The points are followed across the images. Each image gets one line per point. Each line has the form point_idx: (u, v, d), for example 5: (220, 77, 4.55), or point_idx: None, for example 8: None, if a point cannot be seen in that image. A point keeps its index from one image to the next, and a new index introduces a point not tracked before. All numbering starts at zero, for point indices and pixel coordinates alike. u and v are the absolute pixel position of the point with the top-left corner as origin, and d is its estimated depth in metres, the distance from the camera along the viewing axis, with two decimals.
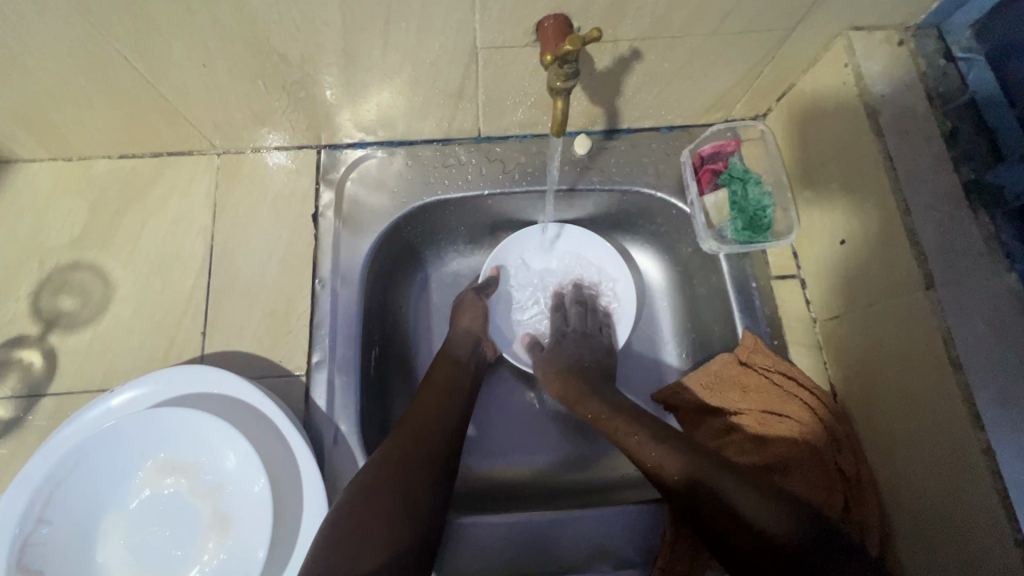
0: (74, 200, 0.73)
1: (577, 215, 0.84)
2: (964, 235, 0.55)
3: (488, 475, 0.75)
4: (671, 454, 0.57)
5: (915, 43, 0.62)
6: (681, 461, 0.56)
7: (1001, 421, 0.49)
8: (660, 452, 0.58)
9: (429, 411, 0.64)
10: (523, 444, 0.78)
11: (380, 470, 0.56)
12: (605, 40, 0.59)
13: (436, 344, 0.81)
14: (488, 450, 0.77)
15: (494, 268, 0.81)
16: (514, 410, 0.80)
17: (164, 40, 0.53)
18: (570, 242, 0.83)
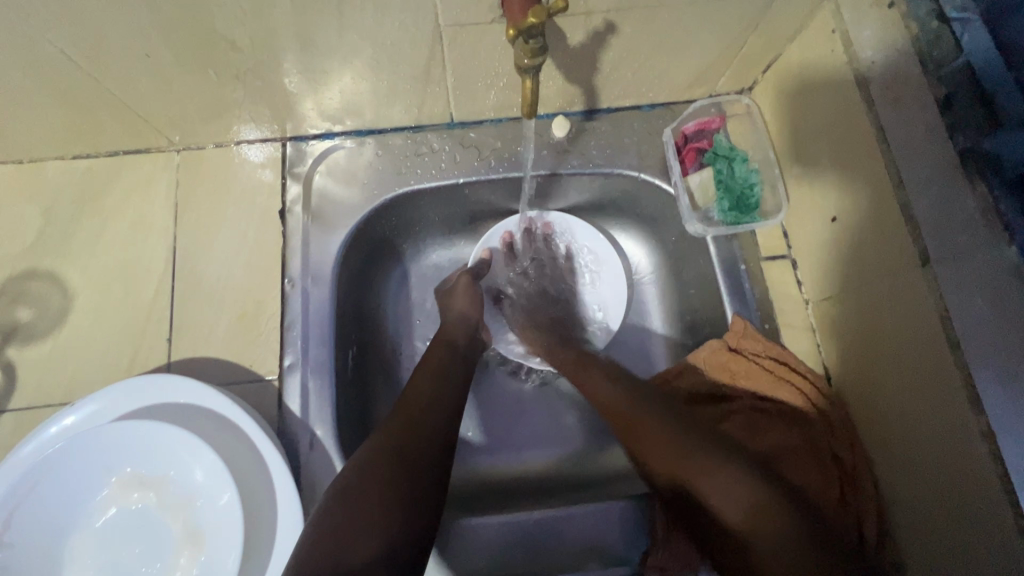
0: (27, 206, 0.69)
1: (560, 206, 0.81)
2: (962, 205, 0.51)
3: (476, 473, 0.72)
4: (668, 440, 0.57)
5: (906, 5, 0.56)
6: (674, 453, 0.56)
7: (1004, 402, 0.46)
8: (624, 407, 0.62)
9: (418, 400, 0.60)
10: (513, 440, 0.75)
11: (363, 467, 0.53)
12: (576, 12, 0.55)
13: (419, 340, 0.79)
14: (476, 446, 0.74)
15: (483, 253, 0.78)
16: (506, 404, 0.77)
17: (99, 30, 0.49)
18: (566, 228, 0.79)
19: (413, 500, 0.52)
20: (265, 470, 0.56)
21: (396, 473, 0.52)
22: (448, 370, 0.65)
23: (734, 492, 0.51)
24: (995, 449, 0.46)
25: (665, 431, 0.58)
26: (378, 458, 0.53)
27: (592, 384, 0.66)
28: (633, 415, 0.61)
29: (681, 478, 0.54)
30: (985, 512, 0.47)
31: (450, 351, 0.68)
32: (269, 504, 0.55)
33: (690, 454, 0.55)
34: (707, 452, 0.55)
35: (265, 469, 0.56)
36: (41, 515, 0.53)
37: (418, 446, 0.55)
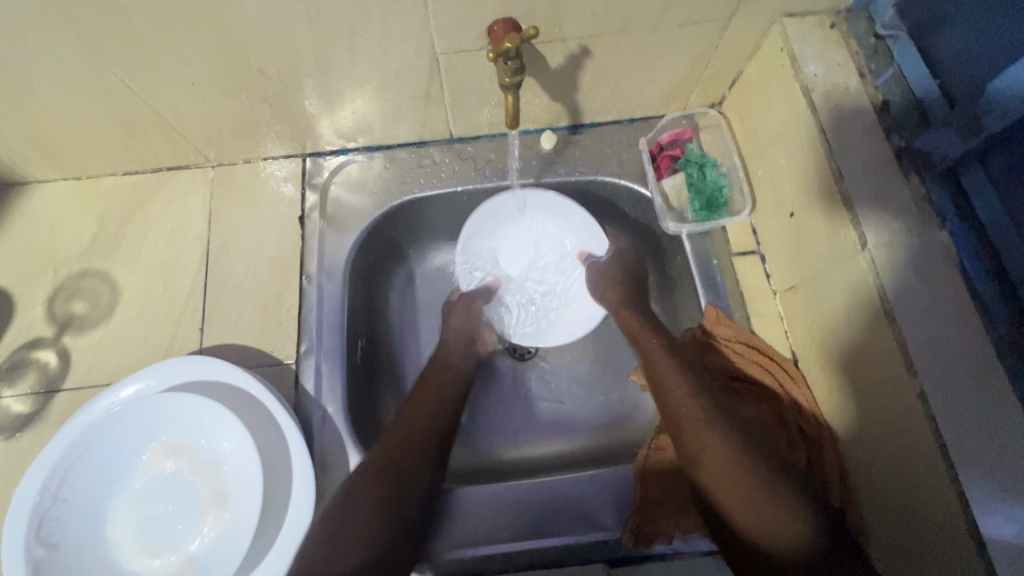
0: (84, 215, 0.79)
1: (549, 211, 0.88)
2: (897, 196, 0.59)
3: (467, 450, 0.79)
4: (731, 454, 0.58)
5: (846, 26, 0.67)
6: (735, 468, 0.57)
7: (933, 367, 0.52)
8: (683, 390, 0.65)
9: (416, 416, 0.67)
10: (503, 422, 0.81)
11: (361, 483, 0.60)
12: (553, 39, 0.64)
13: (423, 351, 0.85)
14: (466, 426, 0.81)
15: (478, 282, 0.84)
16: (498, 386, 0.84)
17: (156, 61, 0.60)
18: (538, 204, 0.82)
19: (405, 520, 0.60)
20: (283, 441, 0.63)
21: (390, 492, 0.60)
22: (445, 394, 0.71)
23: (787, 520, 0.54)
24: (928, 407, 0.51)
25: (731, 442, 0.59)
26: (373, 475, 0.61)
27: (665, 363, 0.68)
28: (687, 406, 0.63)
29: (716, 470, 0.58)
30: (929, 485, 0.52)
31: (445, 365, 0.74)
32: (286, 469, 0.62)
33: (754, 474, 0.56)
34: (767, 471, 0.57)
35: (283, 440, 0.63)
36: (90, 474, 0.60)
37: (412, 467, 0.63)
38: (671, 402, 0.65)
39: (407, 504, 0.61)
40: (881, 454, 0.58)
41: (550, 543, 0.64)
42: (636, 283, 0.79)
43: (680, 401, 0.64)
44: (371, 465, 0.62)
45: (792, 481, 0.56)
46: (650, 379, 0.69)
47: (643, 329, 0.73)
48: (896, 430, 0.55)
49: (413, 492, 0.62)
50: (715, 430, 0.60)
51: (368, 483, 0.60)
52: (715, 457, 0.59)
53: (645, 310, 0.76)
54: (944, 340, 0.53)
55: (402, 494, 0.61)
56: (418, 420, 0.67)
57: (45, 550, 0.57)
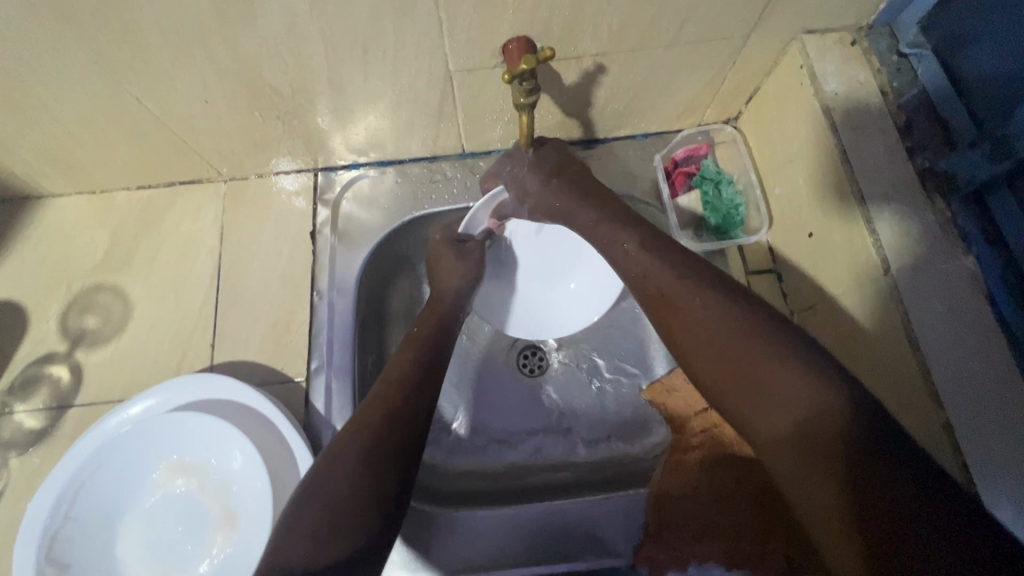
0: (97, 229, 0.80)
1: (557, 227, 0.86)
2: (921, 220, 0.57)
3: (470, 468, 0.77)
4: (721, 337, 0.48)
5: (868, 42, 0.65)
6: (723, 343, 0.48)
7: (960, 399, 0.51)
8: (656, 269, 0.55)
9: (392, 390, 0.57)
10: (507, 437, 0.80)
11: (340, 458, 0.52)
12: (568, 57, 0.63)
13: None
14: (466, 441, 0.79)
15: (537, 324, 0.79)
16: (501, 398, 0.82)
17: (170, 78, 0.60)
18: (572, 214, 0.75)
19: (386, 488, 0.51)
20: (292, 461, 0.63)
21: (368, 470, 0.51)
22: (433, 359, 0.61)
23: (810, 390, 0.42)
24: (954, 442, 0.50)
25: (717, 318, 0.49)
26: (356, 452, 0.52)
27: (628, 247, 0.58)
28: (664, 285, 0.53)
29: (697, 357, 0.49)
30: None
31: (439, 321, 0.66)
32: (294, 491, 0.62)
33: (752, 342, 0.46)
34: (780, 342, 0.45)
35: (292, 460, 0.63)
36: (101, 493, 0.61)
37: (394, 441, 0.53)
38: (648, 287, 0.55)
39: (387, 472, 0.52)
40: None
41: (562, 568, 0.64)
42: (574, 167, 0.66)
43: (654, 285, 0.54)
44: (353, 440, 0.53)
45: (804, 350, 0.45)
46: (631, 275, 0.57)
47: (607, 216, 0.61)
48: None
49: (396, 465, 0.53)
50: (706, 308, 0.50)
51: (349, 462, 0.51)
52: (687, 333, 0.50)
53: (605, 197, 0.64)
54: (972, 371, 0.51)
55: (380, 470, 0.52)
56: (396, 394, 0.56)
57: (56, 570, 0.57)
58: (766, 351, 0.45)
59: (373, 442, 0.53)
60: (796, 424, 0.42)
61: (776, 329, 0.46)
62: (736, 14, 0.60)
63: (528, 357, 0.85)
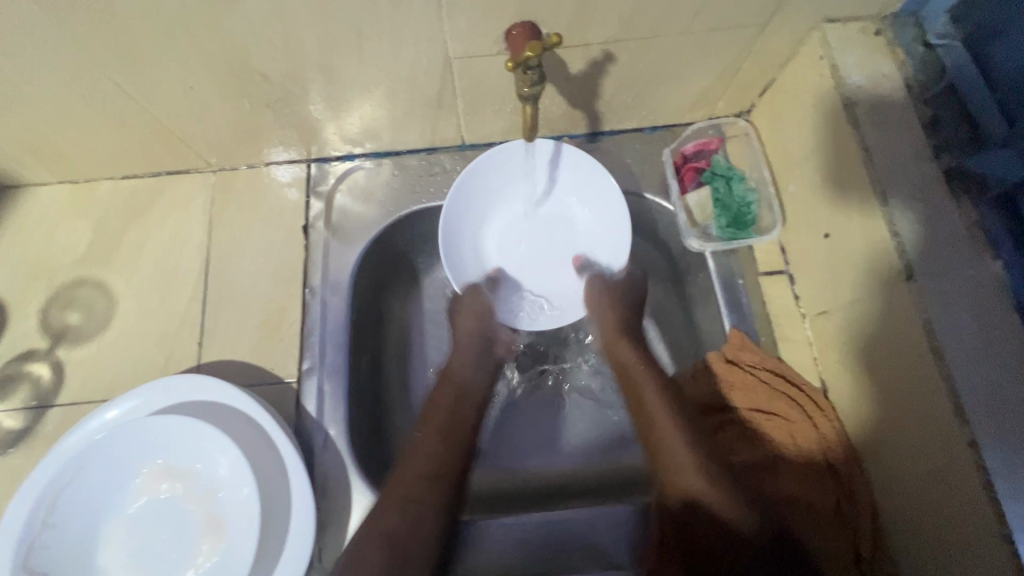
0: (80, 220, 0.76)
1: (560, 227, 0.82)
2: (947, 223, 0.54)
3: (470, 476, 0.74)
4: (677, 439, 0.60)
5: (892, 33, 0.62)
6: (671, 449, 0.60)
7: (986, 413, 0.48)
8: (666, 410, 0.63)
9: (430, 443, 0.62)
10: (508, 446, 0.76)
11: (382, 518, 0.57)
12: (575, 44, 0.60)
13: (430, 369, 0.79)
14: (466, 448, 0.75)
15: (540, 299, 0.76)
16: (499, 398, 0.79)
17: (152, 63, 0.56)
18: (564, 167, 0.73)
19: (424, 551, 0.56)
20: (281, 466, 0.60)
21: (405, 524, 0.57)
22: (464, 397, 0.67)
23: (720, 491, 0.56)
24: (978, 457, 0.47)
25: (684, 436, 0.60)
26: (398, 513, 0.57)
27: (647, 377, 0.66)
28: (659, 406, 0.63)
29: (674, 463, 0.58)
30: (971, 539, 0.48)
31: (456, 379, 0.68)
32: (285, 497, 0.59)
33: (700, 449, 0.59)
34: (727, 483, 0.57)
35: (282, 465, 0.60)
36: (82, 499, 0.58)
37: (429, 495, 0.59)
38: (646, 416, 0.64)
39: (425, 532, 0.57)
40: (919, 502, 0.54)
41: None
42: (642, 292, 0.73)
43: (653, 395, 0.64)
44: (392, 503, 0.58)
45: (734, 504, 0.55)
46: (625, 381, 0.68)
47: (637, 357, 0.68)
48: (936, 479, 0.52)
49: (433, 523, 0.58)
50: (673, 411, 0.62)
51: (393, 522, 0.56)
52: (670, 450, 0.60)
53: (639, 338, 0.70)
54: (999, 384, 0.49)
55: (419, 530, 0.57)
56: (434, 446, 0.62)
57: None
58: (698, 453, 0.59)
59: (408, 497, 0.58)
60: (736, 521, 0.54)
61: (736, 491, 0.56)
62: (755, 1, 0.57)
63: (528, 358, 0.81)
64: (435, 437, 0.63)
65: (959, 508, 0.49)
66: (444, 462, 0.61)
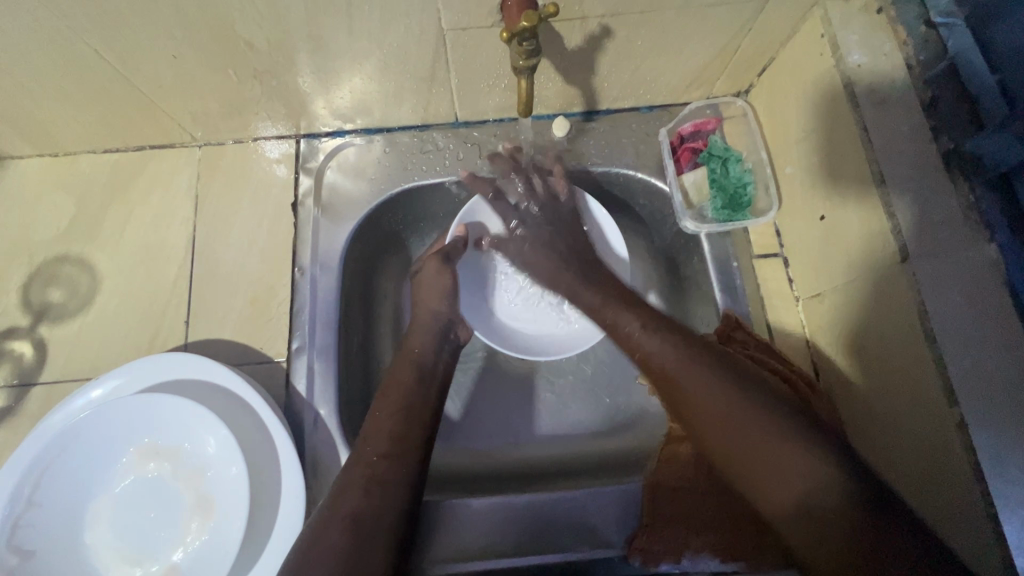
0: (61, 195, 0.74)
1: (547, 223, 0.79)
2: (943, 205, 0.54)
3: (464, 451, 0.75)
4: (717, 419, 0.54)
5: (895, 11, 0.59)
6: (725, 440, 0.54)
7: (977, 396, 0.48)
8: (653, 342, 0.61)
9: (378, 451, 0.57)
10: (500, 426, 0.77)
11: (326, 532, 0.51)
12: (572, 16, 0.58)
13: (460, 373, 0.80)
14: (459, 424, 0.77)
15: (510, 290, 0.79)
16: (493, 380, 0.80)
17: (132, 30, 0.54)
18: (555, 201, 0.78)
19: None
20: (271, 446, 0.60)
21: (356, 546, 0.50)
22: (415, 406, 0.62)
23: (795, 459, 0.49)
24: (967, 436, 0.48)
25: (718, 386, 0.55)
26: (339, 528, 0.51)
27: (630, 333, 0.63)
28: (665, 361, 0.59)
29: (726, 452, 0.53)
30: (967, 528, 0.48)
31: (417, 374, 0.65)
32: (275, 475, 0.59)
33: (749, 409, 0.53)
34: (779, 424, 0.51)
35: (272, 445, 0.60)
36: (66, 477, 0.57)
37: (381, 511, 0.53)
38: (653, 366, 0.60)
39: (375, 552, 0.51)
40: (908, 481, 0.55)
41: (551, 560, 0.62)
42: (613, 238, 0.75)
43: (654, 354, 0.60)
44: (336, 520, 0.52)
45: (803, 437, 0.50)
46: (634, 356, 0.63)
47: (598, 299, 0.67)
48: (928, 461, 0.52)
49: (381, 542, 0.52)
50: (706, 378, 0.56)
51: (332, 537, 0.51)
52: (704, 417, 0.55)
53: (592, 265, 0.70)
54: (989, 367, 0.48)
55: (368, 548, 0.51)
56: (376, 455, 0.57)
57: (19, 558, 0.54)
58: (762, 421, 0.52)
59: (355, 513, 0.52)
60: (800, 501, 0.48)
61: (786, 416, 0.52)
62: None
63: None
64: (385, 443, 0.58)
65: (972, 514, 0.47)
66: (378, 475, 0.55)
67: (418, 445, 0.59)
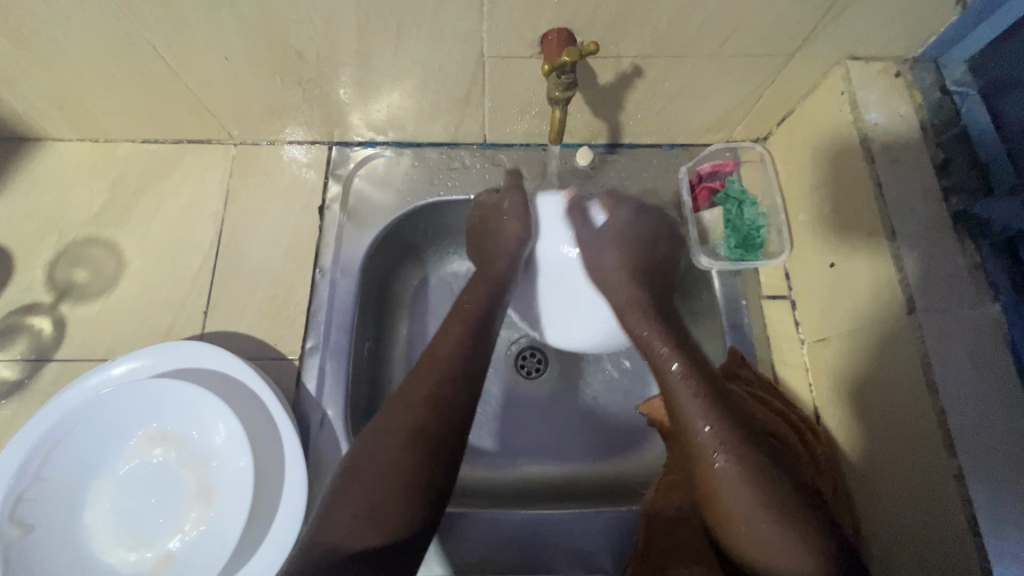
0: (96, 180, 0.76)
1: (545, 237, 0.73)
2: (949, 262, 0.57)
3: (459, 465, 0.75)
4: (733, 481, 0.52)
5: (912, 76, 0.64)
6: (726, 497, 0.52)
7: (975, 450, 0.50)
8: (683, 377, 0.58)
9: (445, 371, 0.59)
10: (524, 457, 0.77)
11: (385, 445, 0.53)
12: (607, 55, 0.61)
13: None
14: None
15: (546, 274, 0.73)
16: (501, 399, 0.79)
17: (193, 32, 0.57)
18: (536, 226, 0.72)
19: (444, 456, 0.54)
20: (278, 441, 0.60)
21: (411, 456, 0.53)
22: (487, 321, 0.65)
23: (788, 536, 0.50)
24: (965, 488, 0.49)
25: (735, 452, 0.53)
26: (403, 441, 0.53)
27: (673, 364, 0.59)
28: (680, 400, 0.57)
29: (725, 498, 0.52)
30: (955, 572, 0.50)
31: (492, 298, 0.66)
32: (278, 469, 0.59)
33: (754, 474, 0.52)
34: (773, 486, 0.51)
35: (279, 440, 0.60)
36: (74, 455, 0.57)
37: (444, 432, 0.55)
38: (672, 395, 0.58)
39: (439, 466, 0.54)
40: (904, 530, 0.55)
41: None
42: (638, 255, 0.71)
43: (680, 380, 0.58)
44: (398, 428, 0.54)
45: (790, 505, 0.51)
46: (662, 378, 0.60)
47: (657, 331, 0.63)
48: (911, 493, 0.54)
49: (440, 454, 0.54)
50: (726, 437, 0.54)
51: (388, 435, 0.54)
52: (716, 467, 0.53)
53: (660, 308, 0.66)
54: (986, 420, 0.51)
55: (423, 464, 0.53)
56: (443, 377, 0.58)
57: (19, 532, 0.54)
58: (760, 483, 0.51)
59: (418, 428, 0.54)
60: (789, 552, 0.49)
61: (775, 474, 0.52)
62: (785, 32, 0.59)
63: (525, 360, 0.82)
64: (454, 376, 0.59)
65: (939, 534, 0.51)
66: (442, 399, 0.57)
67: (470, 372, 0.60)
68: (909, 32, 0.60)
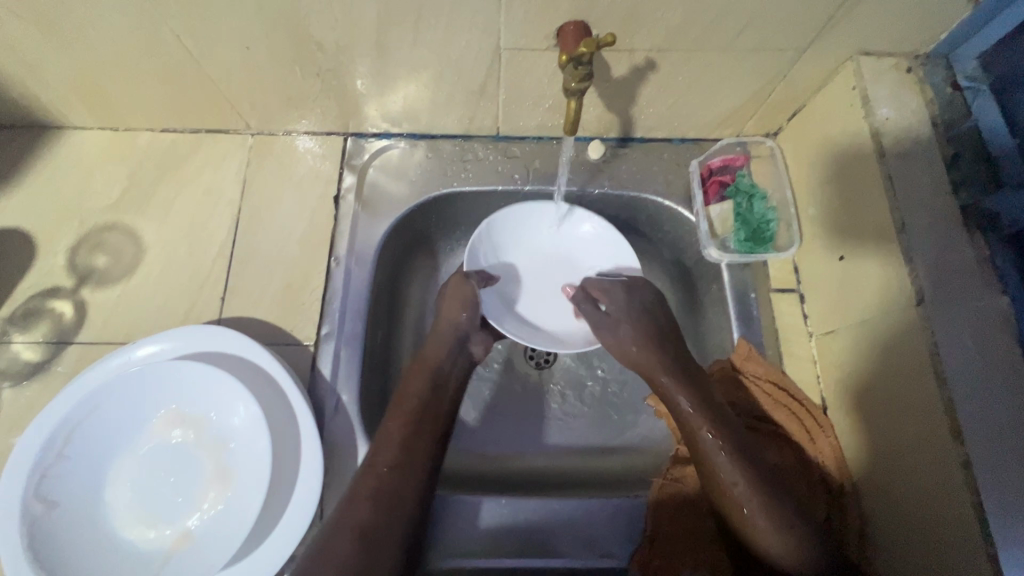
0: (115, 168, 0.78)
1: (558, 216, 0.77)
2: (958, 255, 0.57)
3: (469, 453, 0.76)
4: (738, 491, 0.57)
5: (922, 71, 0.65)
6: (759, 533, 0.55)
7: (981, 439, 0.51)
8: (685, 398, 0.62)
9: (400, 438, 0.61)
10: (499, 430, 0.79)
11: (354, 521, 0.55)
12: (622, 48, 0.62)
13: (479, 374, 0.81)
14: (468, 424, 0.79)
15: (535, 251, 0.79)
16: (511, 389, 0.81)
17: (216, 23, 0.58)
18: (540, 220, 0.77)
19: (410, 510, 0.57)
20: (294, 423, 0.62)
21: (363, 556, 0.53)
22: (422, 418, 0.63)
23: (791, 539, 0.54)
24: (970, 475, 0.50)
25: (740, 466, 0.58)
26: (368, 510, 0.56)
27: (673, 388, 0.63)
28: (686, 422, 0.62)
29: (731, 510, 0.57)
30: (961, 559, 0.50)
31: (431, 385, 0.65)
32: (294, 452, 0.61)
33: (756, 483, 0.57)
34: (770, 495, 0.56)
35: (295, 423, 0.62)
36: (96, 434, 0.59)
37: (389, 530, 0.56)
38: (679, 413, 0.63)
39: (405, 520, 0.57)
40: (909, 520, 0.56)
41: (554, 563, 0.64)
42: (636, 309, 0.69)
43: (683, 404, 0.62)
44: (359, 497, 0.57)
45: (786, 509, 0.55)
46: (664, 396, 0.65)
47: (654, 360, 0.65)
48: (917, 482, 0.55)
49: (409, 504, 0.58)
50: (729, 453, 0.58)
51: (358, 507, 0.56)
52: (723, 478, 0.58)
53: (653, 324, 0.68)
54: (992, 410, 0.51)
55: (371, 559, 0.54)
56: (385, 469, 0.58)
57: (44, 507, 0.56)
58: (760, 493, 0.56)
59: (381, 492, 0.57)
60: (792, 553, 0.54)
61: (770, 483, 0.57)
62: (799, 26, 0.59)
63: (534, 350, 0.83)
64: (411, 433, 0.61)
65: (942, 523, 0.52)
66: (386, 490, 0.57)
67: (437, 429, 0.63)
68: (921, 27, 0.61)
